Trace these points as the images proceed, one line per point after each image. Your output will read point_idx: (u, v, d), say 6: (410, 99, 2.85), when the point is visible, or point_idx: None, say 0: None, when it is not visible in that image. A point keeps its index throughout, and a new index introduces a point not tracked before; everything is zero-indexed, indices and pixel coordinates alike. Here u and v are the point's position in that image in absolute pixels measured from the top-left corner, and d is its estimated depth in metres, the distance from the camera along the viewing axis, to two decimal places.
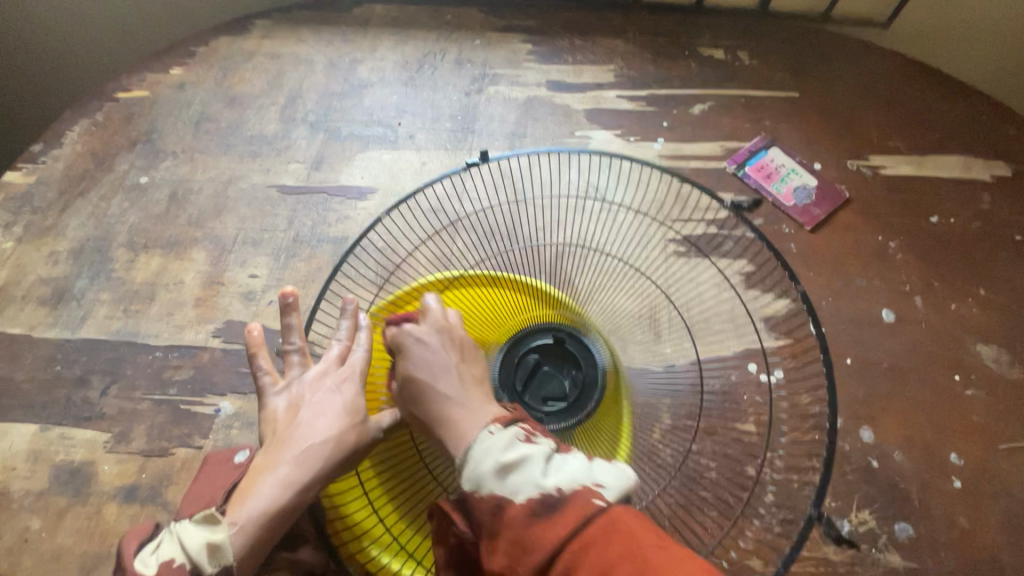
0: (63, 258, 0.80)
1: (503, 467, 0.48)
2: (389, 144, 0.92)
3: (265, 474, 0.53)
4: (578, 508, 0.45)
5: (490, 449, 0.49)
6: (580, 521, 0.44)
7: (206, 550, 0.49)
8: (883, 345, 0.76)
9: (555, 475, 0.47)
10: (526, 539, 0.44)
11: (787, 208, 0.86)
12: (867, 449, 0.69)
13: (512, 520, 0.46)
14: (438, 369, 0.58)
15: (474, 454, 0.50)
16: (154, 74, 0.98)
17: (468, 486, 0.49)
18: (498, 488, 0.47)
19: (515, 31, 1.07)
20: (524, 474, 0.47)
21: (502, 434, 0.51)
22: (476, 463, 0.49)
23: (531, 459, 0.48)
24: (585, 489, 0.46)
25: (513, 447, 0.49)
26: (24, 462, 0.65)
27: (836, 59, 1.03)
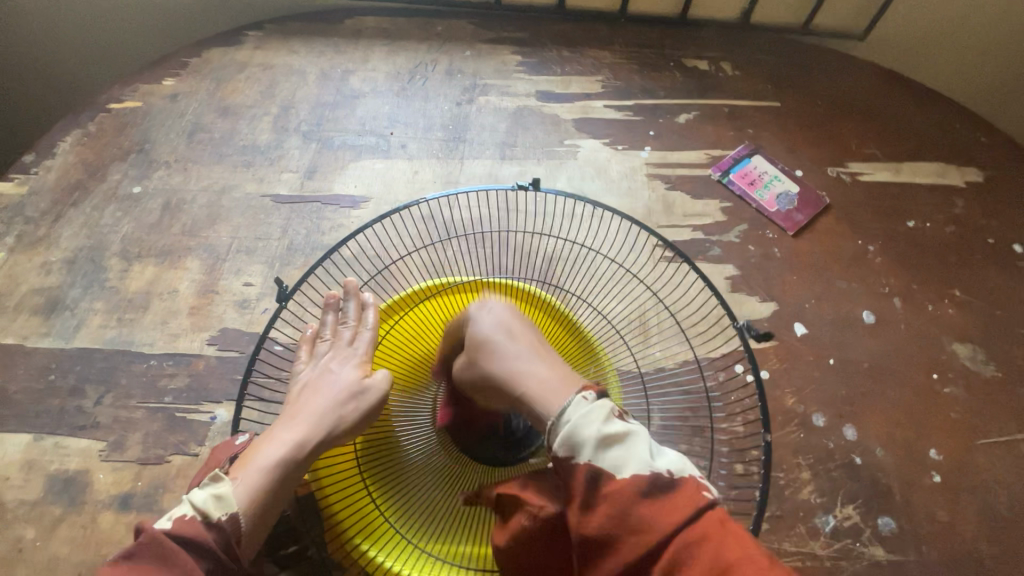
0: (56, 268, 0.80)
1: (605, 437, 0.46)
2: (382, 153, 0.94)
3: (269, 441, 0.55)
4: (687, 497, 0.43)
5: (594, 415, 0.47)
6: (692, 514, 0.42)
7: (212, 500, 0.50)
8: (864, 345, 0.78)
9: (662, 459, 0.46)
10: (633, 518, 0.43)
11: (770, 213, 0.89)
12: (850, 446, 0.71)
13: (615, 494, 0.44)
14: (522, 342, 0.56)
15: (569, 418, 0.48)
16: (147, 85, 0.98)
17: (562, 450, 0.47)
18: (597, 460, 0.45)
19: (505, 42, 1.09)
20: (627, 448, 0.46)
21: (600, 403, 0.48)
22: (576, 427, 0.47)
23: (633, 436, 0.47)
24: (690, 481, 0.45)
25: (612, 420, 0.47)
26: (18, 472, 0.65)
27: (815, 70, 1.07)
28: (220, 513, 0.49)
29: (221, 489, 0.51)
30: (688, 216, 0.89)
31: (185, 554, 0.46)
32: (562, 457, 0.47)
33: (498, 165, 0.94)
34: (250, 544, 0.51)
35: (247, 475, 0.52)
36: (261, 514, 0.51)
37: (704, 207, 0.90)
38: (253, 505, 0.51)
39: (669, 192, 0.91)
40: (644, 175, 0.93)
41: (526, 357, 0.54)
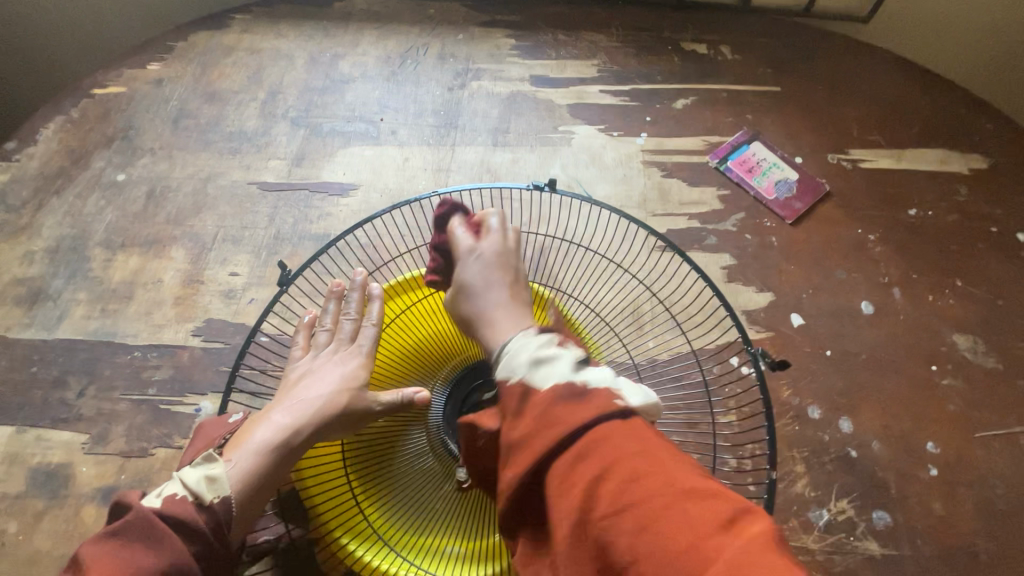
0: (38, 258, 0.78)
1: (537, 359, 0.45)
2: (371, 140, 0.92)
3: (261, 422, 0.54)
4: (600, 400, 0.41)
5: (531, 341, 0.47)
6: (596, 413, 0.40)
7: (207, 482, 0.49)
8: (861, 337, 0.77)
9: (590, 373, 0.43)
10: (546, 416, 0.41)
11: (769, 201, 0.87)
12: (846, 439, 0.69)
13: (536, 403, 0.42)
14: (489, 280, 0.56)
15: (510, 348, 0.48)
16: (131, 70, 0.96)
17: (502, 374, 0.47)
18: (529, 377, 0.44)
19: (498, 25, 1.06)
20: (557, 363, 0.44)
21: (539, 337, 0.48)
22: (514, 352, 0.47)
23: (562, 358, 0.45)
24: (608, 389, 0.42)
25: (547, 344, 0.47)
26: (0, 465, 0.64)
27: (817, 53, 1.04)
28: (214, 496, 0.49)
29: (216, 472, 0.50)
30: (684, 204, 0.87)
31: (175, 534, 0.45)
32: (501, 381, 0.47)
33: (490, 152, 0.92)
34: (241, 526, 0.51)
35: (241, 460, 0.51)
36: (252, 501, 0.51)
37: (701, 195, 0.88)
38: (245, 492, 0.51)
39: (665, 179, 0.89)
40: (639, 162, 0.91)
41: (489, 298, 0.54)
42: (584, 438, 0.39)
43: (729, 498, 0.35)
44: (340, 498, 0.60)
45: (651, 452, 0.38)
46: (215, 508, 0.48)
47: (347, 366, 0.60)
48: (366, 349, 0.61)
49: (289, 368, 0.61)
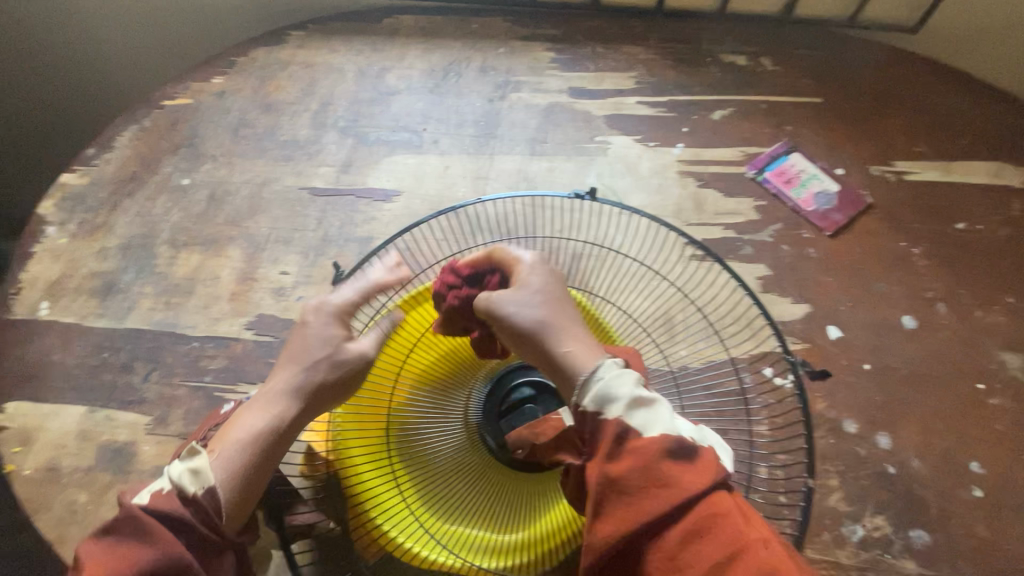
0: (112, 254, 0.85)
1: (636, 400, 0.51)
2: (414, 148, 0.96)
3: (243, 417, 0.56)
4: (709, 464, 0.50)
5: (626, 378, 0.52)
6: (713, 482, 0.48)
7: (191, 476, 0.52)
8: (903, 351, 0.75)
9: (682, 425, 0.52)
10: (660, 472, 0.48)
11: (807, 213, 0.86)
12: (883, 455, 0.68)
13: (644, 452, 0.49)
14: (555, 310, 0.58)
15: (601, 377, 0.53)
16: (197, 83, 1.04)
17: (592, 406, 0.52)
18: (628, 418, 0.51)
19: (539, 39, 1.09)
20: (650, 421, 0.51)
21: (629, 371, 0.54)
22: (610, 386, 0.52)
23: (660, 405, 0.52)
24: (704, 448, 0.52)
25: (639, 386, 0.53)
26: (73, 441, 0.70)
27: (861, 65, 1.03)
28: (196, 487, 0.51)
29: (197, 465, 0.52)
30: (720, 214, 0.87)
31: (167, 532, 0.49)
32: (594, 411, 0.52)
33: (528, 161, 0.95)
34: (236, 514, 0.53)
35: (225, 457, 0.53)
36: (248, 491, 0.53)
37: (737, 205, 0.88)
38: (236, 484, 0.52)
39: (700, 189, 0.90)
40: (675, 172, 0.92)
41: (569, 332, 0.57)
42: (706, 513, 0.47)
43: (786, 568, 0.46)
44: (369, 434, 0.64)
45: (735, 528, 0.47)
46: (202, 502, 0.51)
47: (325, 349, 0.59)
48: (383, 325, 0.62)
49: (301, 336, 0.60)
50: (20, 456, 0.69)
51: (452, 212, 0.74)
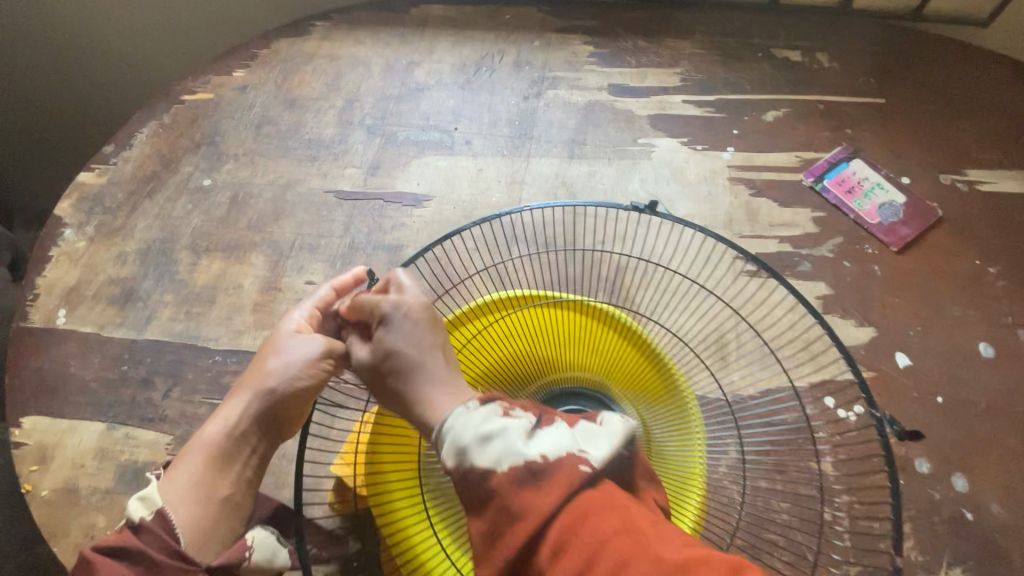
0: (131, 259, 0.81)
1: (481, 438, 0.43)
2: (445, 149, 0.91)
3: (197, 442, 0.53)
4: (563, 476, 0.41)
5: (473, 418, 0.45)
6: (564, 495, 0.40)
7: (142, 503, 0.49)
8: (979, 383, 0.68)
9: (540, 442, 0.43)
10: (513, 507, 0.40)
11: (871, 226, 0.80)
12: (961, 500, 0.62)
13: (498, 488, 0.42)
14: (422, 345, 0.51)
15: (450, 428, 0.46)
16: (218, 76, 0.99)
17: (451, 463, 0.44)
18: (476, 459, 0.43)
19: (577, 31, 1.03)
20: (505, 450, 0.43)
21: (480, 409, 0.46)
22: (455, 433, 0.45)
23: (509, 431, 0.44)
24: (571, 456, 0.43)
25: (492, 420, 0.45)
26: (92, 460, 0.67)
27: (928, 62, 0.95)
28: (147, 513, 0.49)
29: (146, 491, 0.50)
30: (775, 226, 0.81)
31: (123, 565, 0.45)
32: (448, 464, 0.44)
33: (566, 164, 0.89)
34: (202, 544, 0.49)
35: (177, 476, 0.51)
36: (206, 512, 0.50)
37: (793, 216, 0.81)
38: (188, 504, 0.49)
39: (753, 198, 0.84)
40: (726, 179, 0.86)
41: (428, 364, 0.50)
42: (564, 521, 0.39)
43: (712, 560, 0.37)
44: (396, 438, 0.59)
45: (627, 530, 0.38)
46: (152, 527, 0.48)
47: (288, 364, 0.54)
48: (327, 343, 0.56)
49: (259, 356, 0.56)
50: (37, 475, 0.65)
51: (498, 218, 0.64)
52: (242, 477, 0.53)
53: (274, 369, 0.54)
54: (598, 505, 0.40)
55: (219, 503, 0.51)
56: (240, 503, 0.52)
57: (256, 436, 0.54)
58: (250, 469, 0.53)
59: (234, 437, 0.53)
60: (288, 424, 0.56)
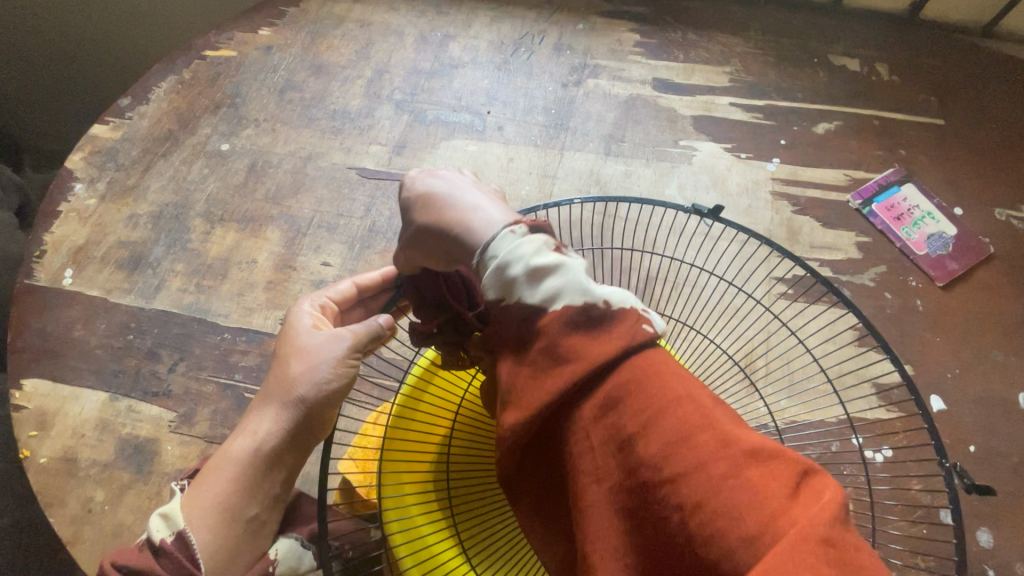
0: (142, 223, 0.78)
1: (534, 272, 0.39)
2: (476, 134, 0.86)
3: (220, 463, 0.48)
4: (621, 331, 0.36)
5: (524, 251, 0.40)
6: (620, 350, 0.35)
7: (162, 521, 0.46)
8: (1013, 434, 0.66)
9: (599, 283, 0.38)
10: (558, 351, 0.36)
11: (918, 257, 0.76)
12: (984, 555, 0.60)
13: (545, 328, 0.37)
14: (462, 196, 0.49)
15: (497, 257, 0.41)
16: (242, 33, 0.94)
17: (496, 294, 0.40)
18: (526, 295, 0.38)
19: (623, 17, 0.97)
20: (560, 284, 0.38)
21: (530, 238, 0.41)
22: (505, 264, 0.40)
23: (567, 266, 0.39)
24: (633, 309, 0.37)
25: (543, 254, 0.40)
26: (93, 430, 0.65)
27: (995, 85, 0.89)
28: (168, 534, 0.46)
29: (168, 507, 0.47)
30: (818, 247, 0.77)
31: None
32: (497, 300, 0.40)
33: (602, 161, 0.84)
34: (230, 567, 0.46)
35: (201, 495, 0.47)
36: (230, 535, 0.46)
37: (836, 239, 0.78)
38: (212, 528, 0.45)
39: (795, 215, 0.80)
40: (768, 193, 0.81)
41: (470, 207, 0.47)
42: (621, 377, 0.35)
43: (787, 456, 0.33)
44: (413, 439, 0.57)
45: (693, 401, 0.34)
46: (173, 552, 0.44)
47: (322, 367, 0.49)
48: (356, 330, 0.50)
49: (285, 349, 0.50)
50: (36, 441, 0.64)
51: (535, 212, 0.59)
52: (270, 495, 0.49)
53: (303, 373, 0.49)
54: (659, 369, 0.35)
55: (246, 523, 0.47)
56: (265, 520, 0.49)
57: (288, 449, 0.49)
58: (281, 484, 0.49)
59: (264, 452, 0.48)
60: (324, 429, 0.51)
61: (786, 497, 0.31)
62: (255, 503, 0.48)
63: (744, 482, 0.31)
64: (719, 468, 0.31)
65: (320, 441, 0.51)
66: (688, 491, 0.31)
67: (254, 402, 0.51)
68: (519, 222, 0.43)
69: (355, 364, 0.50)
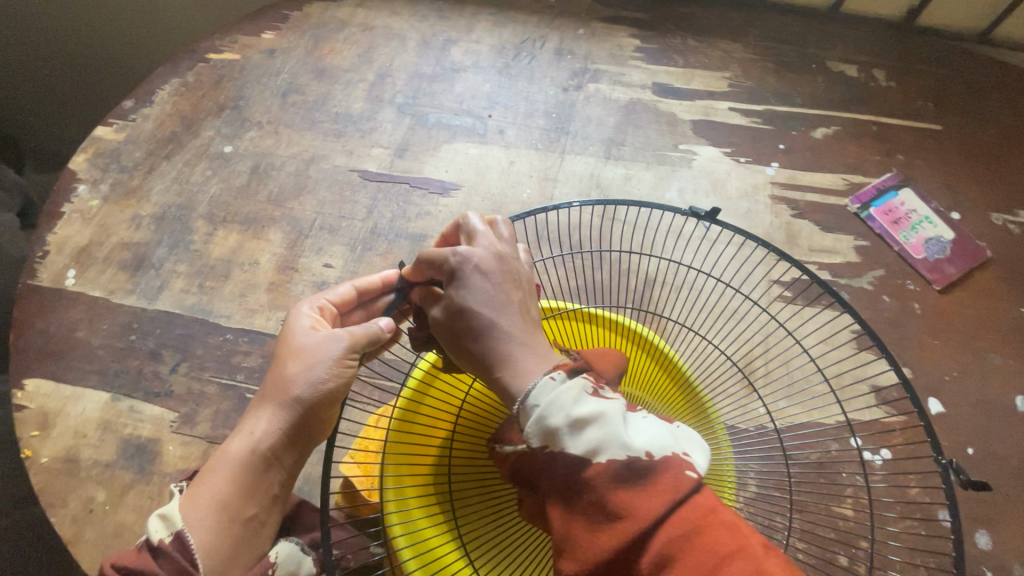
0: (145, 224, 0.79)
1: (576, 423, 0.39)
2: (477, 137, 0.87)
3: (218, 464, 0.48)
4: (670, 482, 0.37)
5: (567, 397, 0.40)
6: (669, 504, 0.36)
7: (161, 522, 0.46)
8: (1010, 437, 0.66)
9: (641, 434, 0.40)
10: (610, 507, 0.37)
11: (916, 261, 0.76)
12: (983, 558, 0.60)
13: (594, 481, 0.38)
14: (498, 299, 0.47)
15: (536, 401, 0.41)
16: (246, 37, 0.94)
17: (536, 441, 0.40)
18: (570, 448, 0.39)
19: (623, 22, 0.98)
20: (603, 436, 0.39)
21: (570, 383, 0.41)
22: (547, 412, 0.40)
23: (607, 416, 0.40)
24: (674, 457, 0.39)
25: (584, 399, 0.40)
26: (95, 431, 0.65)
27: (991, 91, 0.90)
28: (166, 535, 0.45)
29: (166, 509, 0.47)
30: (817, 250, 0.78)
31: None
32: (537, 447, 0.40)
33: (603, 165, 0.85)
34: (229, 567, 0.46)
35: (198, 494, 0.47)
36: (228, 535, 0.46)
37: (835, 243, 0.78)
38: (210, 528, 0.45)
39: (794, 219, 0.80)
40: (767, 197, 0.82)
41: (503, 318, 0.46)
42: (676, 531, 0.35)
43: None
44: (415, 442, 0.57)
45: (746, 552, 0.35)
46: (172, 552, 0.44)
47: (319, 366, 0.49)
48: (353, 331, 0.50)
49: (282, 348, 0.51)
50: (38, 441, 0.64)
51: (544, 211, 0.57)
52: (268, 495, 0.49)
53: (300, 372, 0.49)
54: (709, 520, 0.36)
55: (244, 524, 0.47)
56: (264, 521, 0.49)
57: (285, 449, 0.49)
58: (279, 485, 0.50)
59: (260, 452, 0.48)
60: (321, 429, 0.51)
61: None
62: (254, 502, 0.48)
63: None
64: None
65: (317, 442, 0.52)
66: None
67: (252, 402, 0.51)
68: (558, 365, 0.43)
69: (353, 364, 0.50)
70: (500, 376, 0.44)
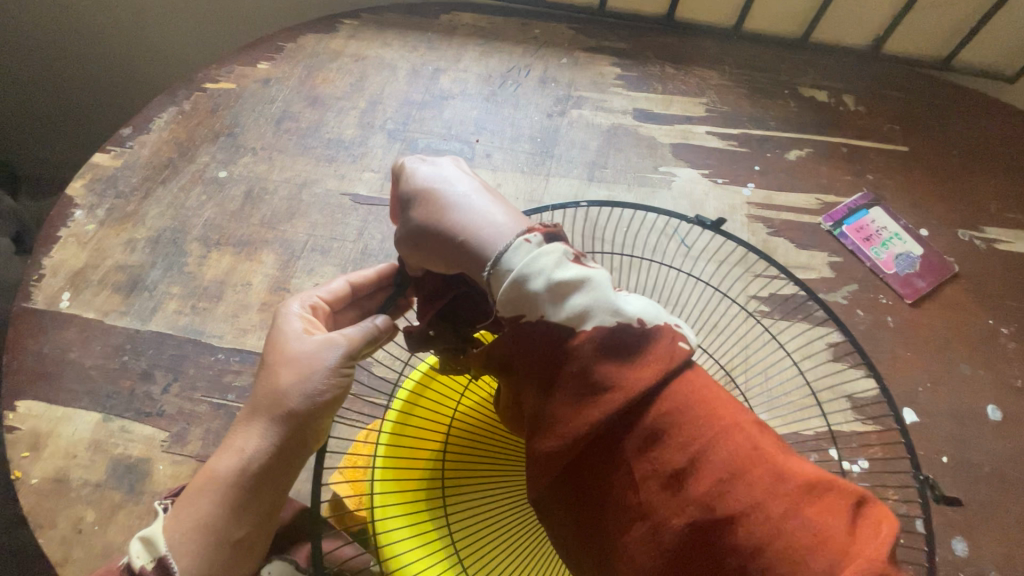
0: (140, 247, 0.80)
1: (559, 285, 0.43)
2: (465, 161, 0.90)
3: (207, 483, 0.49)
4: (663, 356, 0.41)
5: (545, 260, 0.43)
6: (665, 376, 0.40)
7: (143, 546, 0.48)
8: (983, 445, 0.68)
9: (627, 300, 0.43)
10: (602, 381, 0.41)
11: (887, 276, 0.79)
12: (960, 564, 0.61)
13: (580, 351, 0.42)
14: (453, 180, 0.52)
15: (513, 265, 0.44)
16: (241, 67, 0.98)
17: (520, 303, 0.43)
18: (554, 310, 0.43)
19: (604, 52, 1.02)
20: (590, 302, 0.42)
21: (549, 250, 0.44)
22: (526, 273, 0.43)
23: (591, 282, 0.43)
24: (665, 326, 0.43)
25: (565, 267, 0.44)
26: (86, 451, 0.66)
27: (955, 114, 0.95)
28: (147, 561, 0.48)
29: (148, 534, 0.48)
30: (793, 267, 0.81)
31: None
32: (519, 310, 0.43)
33: (586, 188, 0.88)
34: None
35: (184, 520, 0.48)
36: (217, 558, 0.48)
37: (810, 259, 0.81)
38: (195, 556, 0.47)
39: (771, 237, 0.83)
40: (744, 216, 0.85)
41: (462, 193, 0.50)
42: (667, 408, 0.40)
43: (834, 484, 0.39)
44: (406, 448, 0.59)
45: (744, 435, 0.40)
46: None
47: (312, 380, 0.50)
48: (349, 336, 0.52)
49: (276, 356, 0.52)
50: (28, 462, 0.64)
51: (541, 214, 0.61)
52: (257, 515, 0.50)
53: (294, 386, 0.50)
54: (703, 398, 0.40)
55: (234, 546, 0.49)
56: (256, 542, 0.50)
57: (273, 467, 0.50)
58: (269, 503, 0.50)
59: (249, 473, 0.49)
60: (311, 445, 0.52)
61: (835, 527, 0.37)
62: (240, 525, 0.49)
63: (796, 516, 0.37)
64: (776, 506, 0.37)
65: (308, 457, 0.53)
66: (747, 532, 0.37)
67: (243, 413, 0.52)
68: (530, 229, 0.47)
69: (349, 372, 0.52)
70: (463, 244, 0.48)
